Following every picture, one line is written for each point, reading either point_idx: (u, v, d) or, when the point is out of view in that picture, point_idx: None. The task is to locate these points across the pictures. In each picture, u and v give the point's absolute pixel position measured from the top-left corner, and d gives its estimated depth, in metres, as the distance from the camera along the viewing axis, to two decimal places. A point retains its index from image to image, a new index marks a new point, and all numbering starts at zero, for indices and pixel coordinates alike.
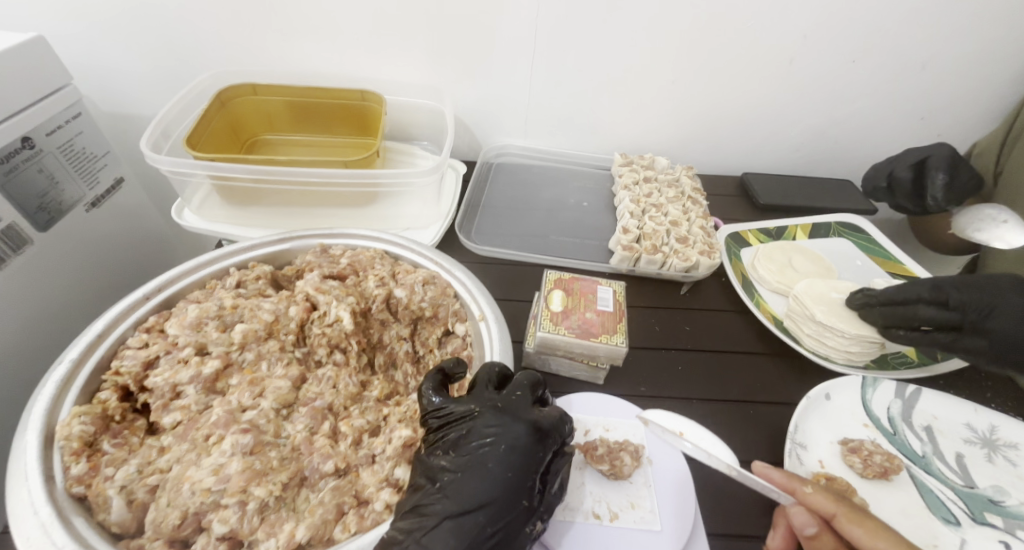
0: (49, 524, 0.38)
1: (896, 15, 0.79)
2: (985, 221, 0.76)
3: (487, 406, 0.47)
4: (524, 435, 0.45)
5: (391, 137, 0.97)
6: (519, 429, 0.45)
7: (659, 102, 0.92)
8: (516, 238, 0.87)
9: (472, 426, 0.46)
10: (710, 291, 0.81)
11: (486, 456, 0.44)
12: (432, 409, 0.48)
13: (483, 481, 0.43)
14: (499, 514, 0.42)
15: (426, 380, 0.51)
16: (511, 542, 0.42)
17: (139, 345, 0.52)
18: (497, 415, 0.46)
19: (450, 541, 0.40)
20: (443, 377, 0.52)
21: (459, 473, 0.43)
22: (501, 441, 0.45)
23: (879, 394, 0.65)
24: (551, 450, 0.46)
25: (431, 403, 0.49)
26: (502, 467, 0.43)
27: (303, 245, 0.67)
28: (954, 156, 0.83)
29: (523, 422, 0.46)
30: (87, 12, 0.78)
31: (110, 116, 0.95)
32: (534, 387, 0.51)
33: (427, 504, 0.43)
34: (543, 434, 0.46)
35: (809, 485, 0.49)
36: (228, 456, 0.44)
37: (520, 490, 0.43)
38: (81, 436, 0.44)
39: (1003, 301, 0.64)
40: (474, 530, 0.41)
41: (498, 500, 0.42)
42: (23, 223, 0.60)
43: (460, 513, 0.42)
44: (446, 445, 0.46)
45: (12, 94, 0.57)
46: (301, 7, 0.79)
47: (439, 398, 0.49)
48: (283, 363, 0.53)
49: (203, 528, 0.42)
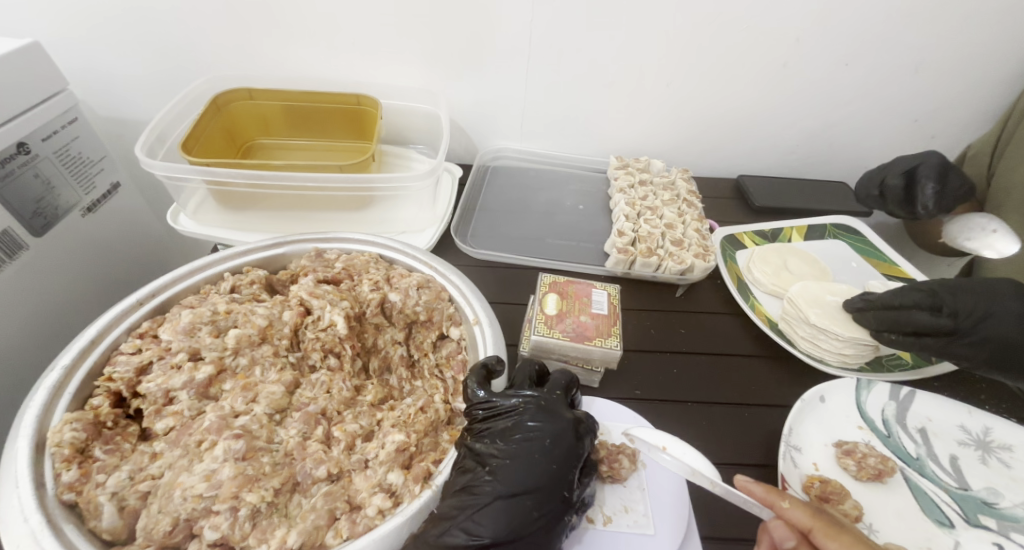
0: (40, 532, 0.38)
1: (888, 17, 0.80)
2: (975, 230, 0.78)
3: (530, 403, 0.51)
4: (567, 430, 0.49)
5: (387, 141, 0.97)
6: (563, 425, 0.49)
7: (654, 103, 0.92)
8: (512, 241, 0.87)
9: (519, 419, 0.49)
10: (705, 293, 0.81)
11: (532, 447, 0.47)
12: (479, 401, 0.52)
13: (531, 468, 0.46)
14: (544, 500, 0.45)
15: (471, 376, 0.53)
16: (553, 529, 0.45)
17: (132, 351, 0.52)
18: (540, 410, 0.50)
19: (500, 519, 0.43)
20: (486, 373, 0.54)
21: (508, 459, 0.46)
22: (547, 435, 0.48)
23: (873, 397, 0.65)
24: (587, 448, 0.50)
25: (477, 396, 0.52)
26: (548, 458, 0.47)
27: (297, 250, 0.68)
28: (943, 164, 0.83)
29: (565, 418, 0.50)
30: (82, 17, 0.78)
31: (106, 121, 0.95)
32: (568, 389, 0.56)
33: (479, 485, 0.45)
34: (582, 433, 0.50)
35: (786, 498, 0.46)
36: (220, 462, 0.44)
37: (562, 481, 0.46)
38: (72, 443, 0.44)
39: (993, 307, 0.65)
40: (522, 512, 0.44)
41: (544, 487, 0.45)
42: (18, 228, 0.60)
43: (510, 495, 0.44)
44: (494, 434, 0.49)
45: (8, 99, 0.57)
46: (296, 12, 0.79)
47: (485, 392, 0.52)
48: (276, 369, 0.53)
49: (195, 534, 0.42)
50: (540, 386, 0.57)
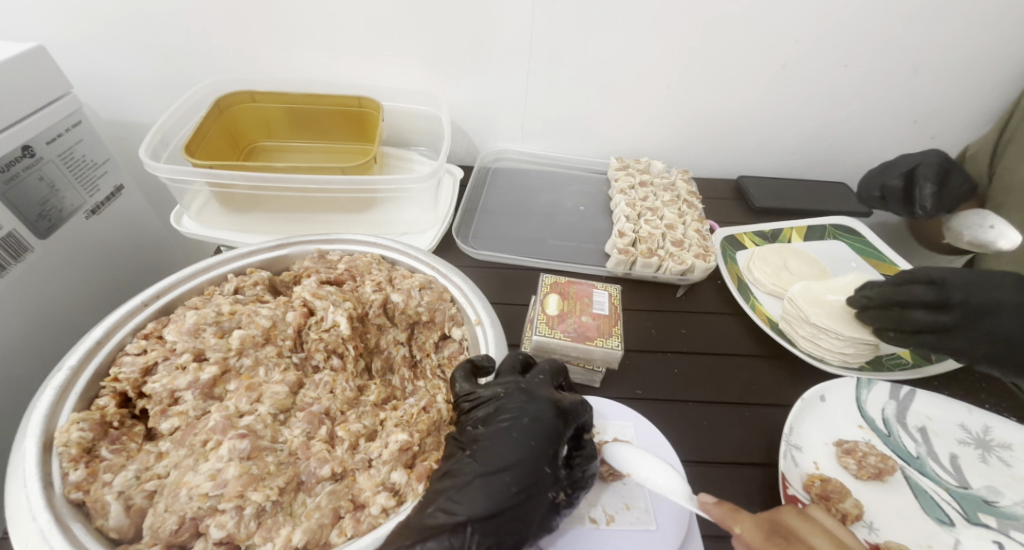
0: (48, 530, 0.38)
1: (887, 19, 0.80)
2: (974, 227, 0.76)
3: (511, 387, 0.51)
4: (546, 410, 0.49)
5: (389, 143, 0.97)
6: (542, 405, 0.49)
7: (654, 106, 0.93)
8: (513, 242, 0.88)
9: (500, 403, 0.49)
10: (705, 293, 0.82)
11: (511, 426, 0.47)
12: (463, 394, 0.52)
13: (509, 446, 0.46)
14: (524, 475, 0.45)
15: (457, 371, 0.55)
16: (534, 503, 0.45)
17: (137, 351, 0.52)
18: (520, 393, 0.50)
19: (479, 496, 0.44)
20: (472, 369, 0.55)
21: (486, 439, 0.47)
22: (526, 414, 0.48)
23: (873, 395, 0.65)
24: (572, 428, 0.50)
25: (461, 389, 0.53)
26: (526, 436, 0.47)
27: (300, 250, 0.68)
28: (944, 163, 0.83)
29: (544, 400, 0.49)
30: (86, 22, 0.79)
31: (110, 124, 0.96)
32: (555, 375, 0.55)
33: (459, 467, 0.46)
34: (564, 411, 0.50)
35: (736, 523, 0.43)
36: (226, 461, 0.44)
37: (541, 458, 0.46)
38: (79, 443, 0.44)
39: (997, 301, 0.64)
40: (500, 488, 0.44)
41: (522, 462, 0.45)
42: (23, 231, 0.60)
43: (488, 473, 0.45)
44: (477, 419, 0.50)
45: (13, 102, 0.57)
46: (299, 15, 0.80)
47: (469, 385, 0.53)
48: (280, 369, 0.54)
49: (201, 532, 0.43)
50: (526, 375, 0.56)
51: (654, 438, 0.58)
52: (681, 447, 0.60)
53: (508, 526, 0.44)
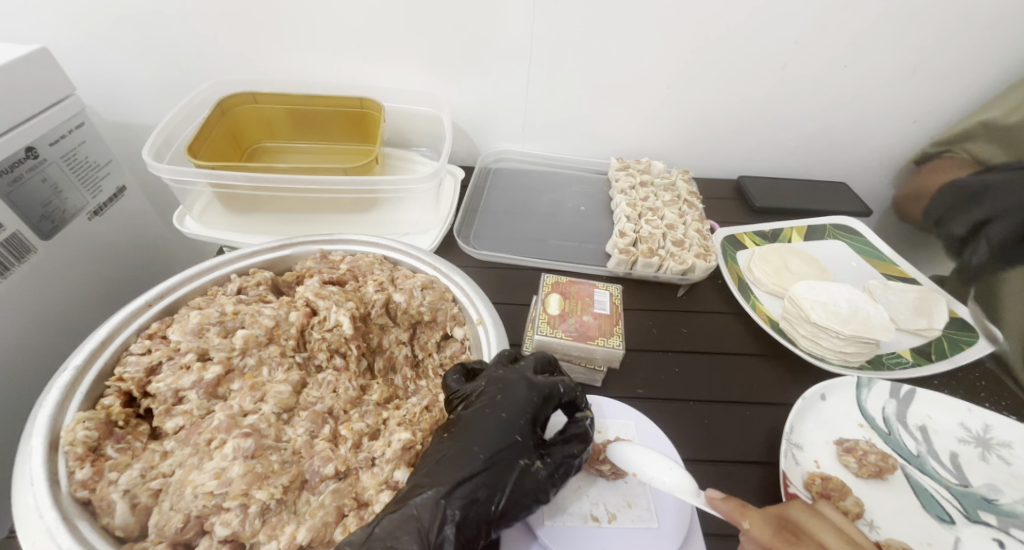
0: (55, 528, 0.39)
1: (887, 20, 0.81)
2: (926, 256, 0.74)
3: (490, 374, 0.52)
4: (518, 387, 0.50)
5: (391, 144, 0.98)
6: (512, 380, 0.50)
7: (655, 108, 0.94)
8: (514, 243, 0.88)
9: (479, 389, 0.51)
10: (706, 293, 0.82)
11: (482, 403, 0.49)
12: (452, 392, 0.53)
13: (480, 422, 0.47)
14: (493, 444, 0.45)
15: (448, 374, 0.55)
16: (507, 473, 0.45)
17: (142, 351, 0.53)
18: (496, 375, 0.52)
19: (447, 467, 0.44)
20: (465, 373, 0.55)
21: (461, 420, 0.48)
22: (499, 392, 0.49)
23: (873, 395, 0.66)
24: (550, 405, 0.50)
25: (450, 386, 0.54)
26: (496, 409, 0.48)
27: (302, 250, 0.68)
28: None
29: (517, 377, 0.50)
30: (89, 23, 0.79)
31: (113, 126, 0.96)
32: (546, 363, 0.55)
33: (436, 448, 0.47)
34: (538, 387, 0.50)
35: (745, 518, 0.43)
36: (230, 460, 0.45)
37: (510, 426, 0.47)
38: (85, 441, 0.44)
39: None
40: (468, 458, 0.44)
41: (489, 431, 0.46)
42: (27, 231, 0.61)
43: (458, 446, 0.45)
44: (459, 407, 0.51)
45: (17, 104, 0.58)
46: (301, 17, 0.80)
47: (459, 383, 0.54)
48: (283, 368, 0.54)
49: (206, 531, 0.43)
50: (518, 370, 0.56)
51: (654, 436, 0.59)
52: (682, 446, 0.60)
53: (477, 495, 0.43)
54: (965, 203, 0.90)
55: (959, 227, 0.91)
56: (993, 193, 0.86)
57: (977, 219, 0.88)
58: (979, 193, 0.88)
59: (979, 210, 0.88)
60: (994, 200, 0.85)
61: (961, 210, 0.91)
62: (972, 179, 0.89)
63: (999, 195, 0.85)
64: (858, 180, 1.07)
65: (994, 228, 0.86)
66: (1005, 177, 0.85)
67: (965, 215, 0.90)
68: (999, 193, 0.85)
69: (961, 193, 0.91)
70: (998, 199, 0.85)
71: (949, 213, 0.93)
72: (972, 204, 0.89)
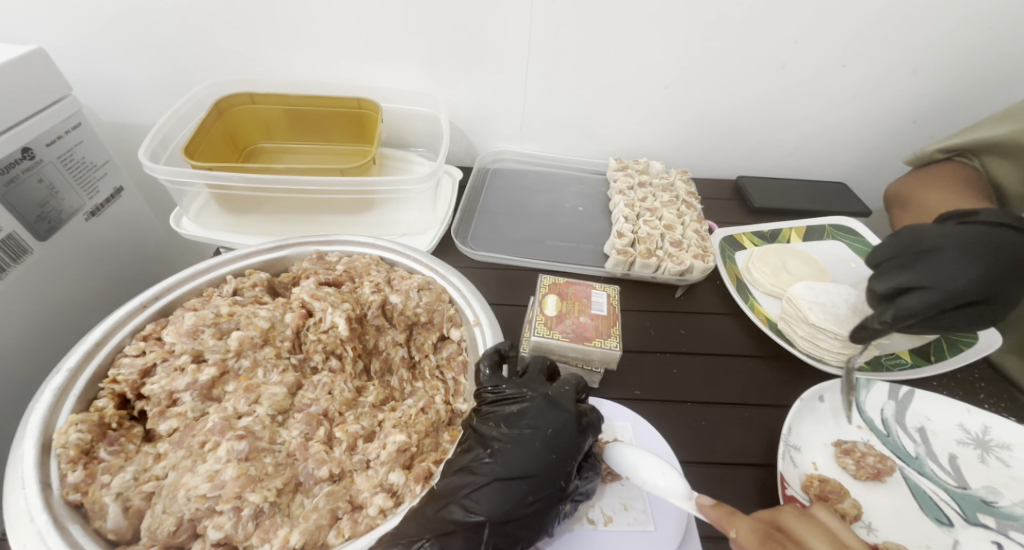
0: (46, 532, 0.39)
1: (886, 19, 0.80)
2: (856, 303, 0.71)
3: (537, 393, 0.51)
4: (570, 424, 0.49)
5: (389, 144, 0.97)
6: (566, 418, 0.50)
7: (652, 108, 0.93)
8: (512, 243, 0.88)
9: (526, 405, 0.50)
10: (704, 293, 0.82)
11: (533, 435, 0.48)
12: (487, 385, 0.53)
13: (531, 454, 0.47)
14: (541, 485, 0.45)
15: (482, 358, 0.55)
16: (546, 516, 0.46)
17: (136, 353, 0.52)
18: (547, 402, 0.50)
19: (496, 498, 0.44)
20: (498, 358, 0.55)
21: (509, 442, 0.47)
22: (550, 425, 0.49)
23: (872, 396, 0.65)
24: (589, 441, 0.50)
25: (485, 379, 0.53)
26: (547, 447, 0.47)
27: (298, 252, 0.68)
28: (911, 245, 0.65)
29: (569, 413, 0.50)
30: (86, 22, 0.79)
31: (110, 126, 0.96)
32: (579, 388, 0.54)
33: (479, 465, 0.46)
34: (584, 426, 0.50)
35: (731, 528, 0.43)
36: (224, 463, 0.44)
37: (559, 470, 0.47)
38: (77, 444, 0.44)
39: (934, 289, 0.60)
40: (517, 495, 0.45)
41: (540, 473, 0.46)
42: (22, 232, 0.60)
43: (507, 478, 0.45)
44: (499, 418, 0.50)
45: (13, 105, 0.58)
46: (299, 17, 0.80)
47: (494, 377, 0.54)
48: (278, 370, 0.54)
49: (198, 534, 0.43)
50: (551, 380, 0.57)
51: (652, 439, 0.59)
52: (679, 447, 0.60)
53: (519, 532, 0.44)
54: (902, 263, 0.64)
55: (877, 284, 0.64)
56: (934, 260, 0.62)
57: (909, 280, 0.61)
58: (915, 256, 0.64)
59: (917, 273, 0.61)
60: (929, 266, 0.62)
61: (893, 269, 0.65)
62: (929, 230, 0.65)
63: (935, 264, 0.61)
64: (857, 180, 1.07)
65: (911, 298, 0.60)
66: (954, 240, 0.63)
67: (894, 273, 0.63)
68: (944, 261, 0.61)
69: (913, 243, 0.65)
70: (935, 267, 0.61)
71: (890, 264, 0.66)
72: (909, 266, 0.63)
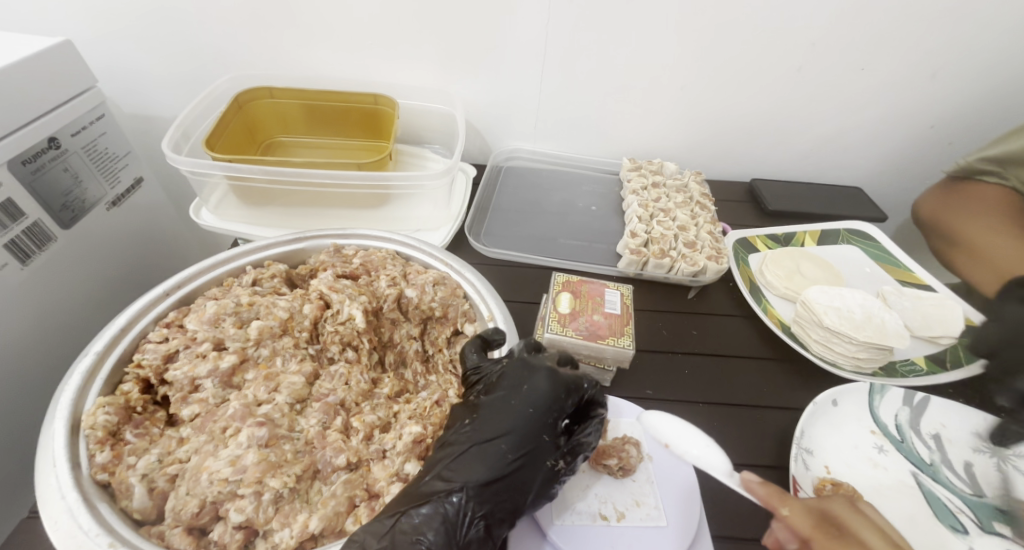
0: (77, 509, 0.40)
1: (905, 24, 0.80)
2: (870, 314, 0.71)
3: (513, 361, 0.52)
4: (543, 381, 0.49)
5: (404, 141, 0.98)
6: (538, 376, 0.50)
7: (668, 110, 0.93)
8: (524, 241, 0.88)
9: (501, 375, 0.51)
10: (717, 295, 0.81)
11: (509, 397, 0.48)
12: (472, 367, 0.55)
13: (508, 414, 0.47)
14: (520, 443, 0.45)
15: (468, 345, 0.57)
16: (532, 471, 0.45)
17: (159, 339, 0.53)
18: (521, 365, 0.51)
19: (474, 464, 0.44)
20: (483, 344, 0.57)
21: (487, 409, 0.48)
22: (525, 382, 0.49)
23: (887, 402, 0.65)
24: (573, 402, 0.49)
25: (471, 362, 0.55)
26: (524, 404, 0.48)
27: (317, 243, 0.69)
28: None
29: (540, 370, 0.50)
30: (111, 17, 0.81)
31: (132, 118, 0.98)
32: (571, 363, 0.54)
33: (458, 435, 0.47)
34: (564, 383, 0.49)
35: (786, 507, 0.44)
36: (245, 448, 0.45)
37: (540, 426, 0.47)
38: (105, 426, 0.45)
39: None
40: (496, 455, 0.45)
41: (518, 429, 0.46)
42: (47, 220, 0.62)
43: (484, 442, 0.45)
44: (481, 390, 0.52)
45: (41, 96, 0.59)
46: (318, 15, 0.81)
47: (479, 359, 0.56)
48: (296, 360, 0.55)
49: (220, 517, 0.44)
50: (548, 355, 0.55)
51: None
52: None
53: (505, 493, 0.44)
54: None
55: None
56: None
57: None
58: None
59: None
60: None
61: None
62: None
63: None
64: (873, 185, 1.06)
65: None
66: None
67: None
68: None
69: None
70: None
71: None
72: None
